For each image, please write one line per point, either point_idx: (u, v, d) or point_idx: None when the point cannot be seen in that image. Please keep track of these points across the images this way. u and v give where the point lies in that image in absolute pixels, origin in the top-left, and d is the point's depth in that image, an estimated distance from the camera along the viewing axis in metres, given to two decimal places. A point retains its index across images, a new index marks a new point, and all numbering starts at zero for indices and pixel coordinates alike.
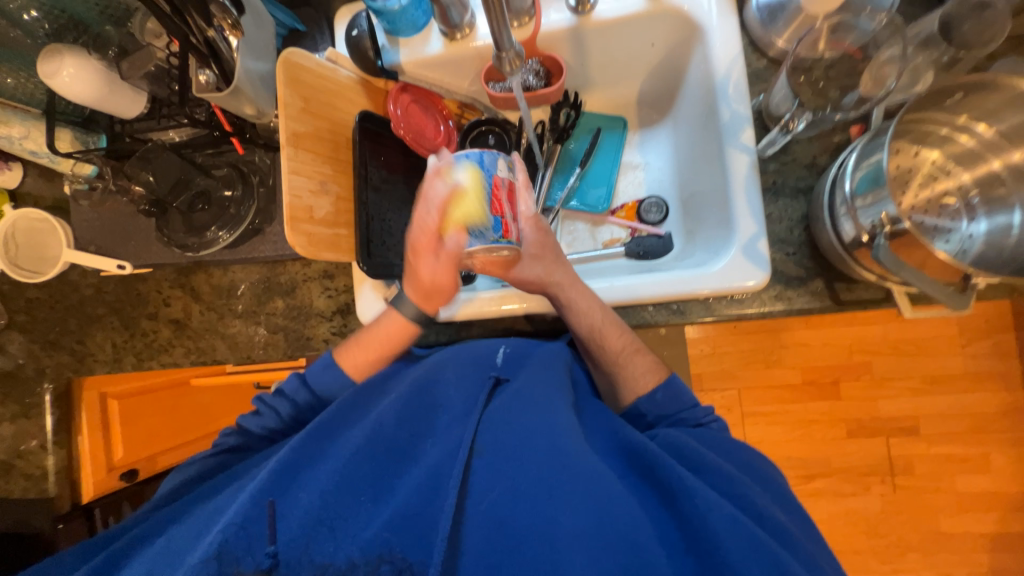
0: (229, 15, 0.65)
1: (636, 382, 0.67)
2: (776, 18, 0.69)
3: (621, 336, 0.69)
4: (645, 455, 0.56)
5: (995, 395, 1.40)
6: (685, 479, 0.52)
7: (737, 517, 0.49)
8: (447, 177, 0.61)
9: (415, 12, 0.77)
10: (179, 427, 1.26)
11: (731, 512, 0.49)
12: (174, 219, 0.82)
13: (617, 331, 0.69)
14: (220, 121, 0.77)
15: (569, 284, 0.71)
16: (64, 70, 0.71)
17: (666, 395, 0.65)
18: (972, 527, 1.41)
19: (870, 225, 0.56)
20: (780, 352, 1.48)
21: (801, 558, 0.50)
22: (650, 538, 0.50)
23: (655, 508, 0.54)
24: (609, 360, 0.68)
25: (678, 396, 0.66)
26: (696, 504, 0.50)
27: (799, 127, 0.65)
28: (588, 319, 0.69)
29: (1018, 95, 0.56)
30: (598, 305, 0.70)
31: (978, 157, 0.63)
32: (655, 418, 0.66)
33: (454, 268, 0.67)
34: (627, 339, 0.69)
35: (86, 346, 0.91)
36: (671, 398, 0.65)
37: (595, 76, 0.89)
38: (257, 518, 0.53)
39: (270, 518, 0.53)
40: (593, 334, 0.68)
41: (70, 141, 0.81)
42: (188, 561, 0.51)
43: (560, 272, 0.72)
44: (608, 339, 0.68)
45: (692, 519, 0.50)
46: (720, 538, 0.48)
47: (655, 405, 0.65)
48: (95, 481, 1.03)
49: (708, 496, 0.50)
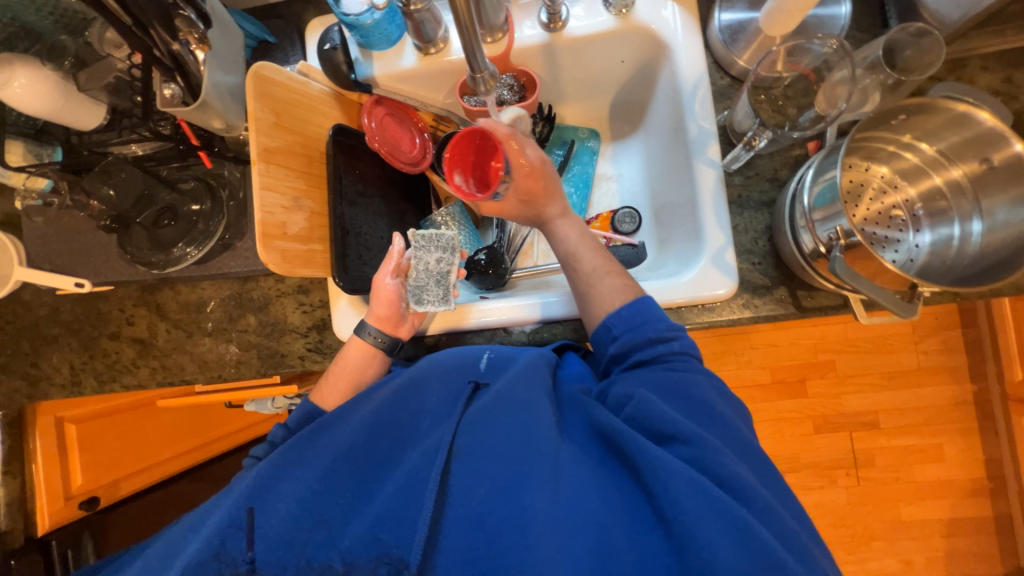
0: (196, 29, 0.63)
1: (604, 302, 0.67)
2: (737, 39, 0.73)
3: (597, 258, 0.71)
4: (612, 433, 0.54)
5: (946, 388, 1.49)
6: (646, 449, 0.50)
7: (694, 479, 0.48)
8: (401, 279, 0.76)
9: (389, 26, 0.77)
10: (143, 452, 1.17)
11: (690, 475, 0.48)
12: (137, 235, 0.79)
13: (596, 253, 0.71)
14: (186, 135, 0.74)
15: (561, 215, 0.75)
16: (15, 80, 0.68)
17: (633, 311, 0.64)
18: (929, 514, 1.50)
19: (827, 237, 0.60)
20: (749, 353, 1.54)
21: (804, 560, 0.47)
22: (616, 515, 0.49)
23: (622, 479, 0.53)
24: (583, 279, 0.70)
25: (645, 312, 0.64)
26: (656, 474, 0.49)
27: (761, 144, 0.68)
28: (569, 240, 0.73)
29: (954, 120, 0.61)
30: (583, 230, 0.75)
31: (923, 174, 0.68)
32: (622, 332, 0.64)
33: (398, 298, 0.74)
34: (602, 261, 0.70)
35: (41, 369, 0.87)
36: (638, 313, 0.64)
37: (569, 90, 0.91)
38: (234, 529, 0.52)
39: (249, 529, 0.53)
40: (571, 255, 0.72)
41: (22, 154, 0.77)
42: (179, 562, 0.51)
43: (552, 207, 0.74)
44: (587, 257, 0.71)
45: (653, 488, 0.49)
46: (678, 502, 0.47)
47: (621, 319, 0.64)
48: (52, 510, 0.96)
49: (668, 463, 0.49)
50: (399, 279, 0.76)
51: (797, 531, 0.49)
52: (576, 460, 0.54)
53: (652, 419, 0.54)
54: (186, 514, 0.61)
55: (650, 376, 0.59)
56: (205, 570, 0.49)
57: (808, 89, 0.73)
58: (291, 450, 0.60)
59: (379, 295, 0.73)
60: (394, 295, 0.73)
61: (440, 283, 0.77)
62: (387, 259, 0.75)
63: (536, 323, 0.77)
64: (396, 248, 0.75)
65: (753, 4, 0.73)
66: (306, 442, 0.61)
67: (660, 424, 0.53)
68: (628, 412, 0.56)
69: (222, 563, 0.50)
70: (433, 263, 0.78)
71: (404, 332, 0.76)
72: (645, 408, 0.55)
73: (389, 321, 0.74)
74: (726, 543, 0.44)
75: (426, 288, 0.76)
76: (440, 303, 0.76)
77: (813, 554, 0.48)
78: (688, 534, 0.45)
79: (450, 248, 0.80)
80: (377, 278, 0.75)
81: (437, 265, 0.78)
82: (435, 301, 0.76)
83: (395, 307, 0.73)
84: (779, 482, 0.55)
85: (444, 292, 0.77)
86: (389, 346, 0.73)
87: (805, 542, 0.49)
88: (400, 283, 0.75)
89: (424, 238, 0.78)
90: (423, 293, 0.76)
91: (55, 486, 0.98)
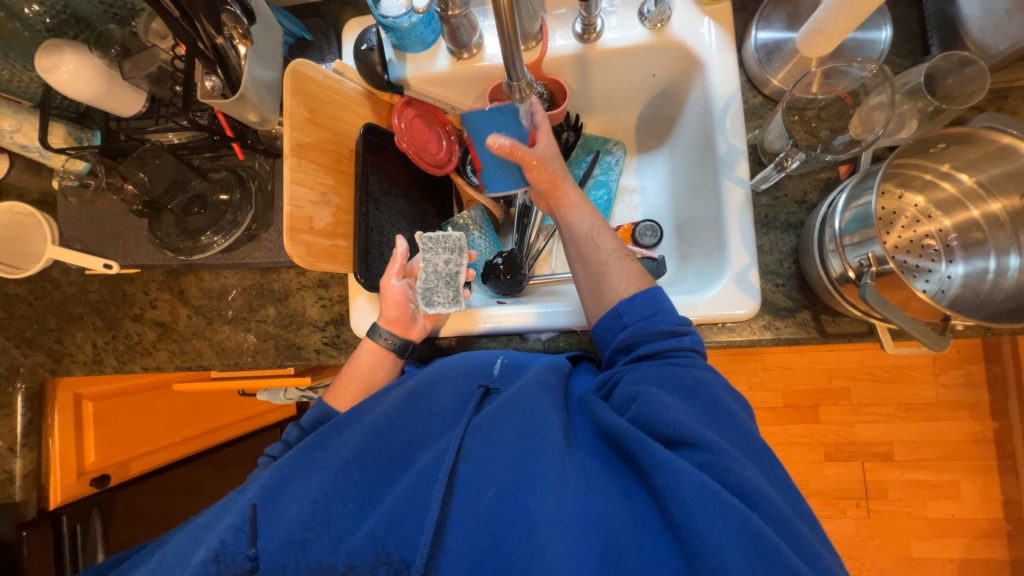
0: (240, 24, 0.65)
1: (615, 287, 0.67)
2: (773, 58, 0.73)
3: (611, 243, 0.71)
4: (619, 436, 0.54)
5: (966, 424, 1.45)
6: (653, 452, 0.50)
7: (704, 482, 0.47)
8: (405, 282, 0.76)
9: (424, 30, 0.78)
10: (156, 432, 1.19)
11: (700, 477, 0.47)
12: (168, 221, 0.81)
13: (611, 237, 0.72)
14: (220, 125, 0.76)
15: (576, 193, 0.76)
16: (61, 66, 0.70)
17: (645, 299, 0.64)
18: (942, 552, 1.45)
19: (858, 263, 0.58)
20: (762, 374, 1.51)
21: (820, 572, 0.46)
22: (626, 522, 0.49)
23: (630, 487, 0.52)
24: (599, 259, 0.70)
25: (658, 301, 0.64)
26: (665, 477, 0.48)
27: (793, 165, 0.67)
28: (588, 222, 0.74)
29: (996, 151, 0.60)
30: (598, 216, 0.75)
31: (959, 205, 0.67)
32: (632, 320, 0.63)
33: (405, 299, 0.74)
34: (619, 246, 0.71)
35: (65, 346, 0.89)
36: (651, 302, 0.64)
37: (597, 100, 0.91)
38: (237, 531, 0.52)
39: (251, 530, 0.52)
40: (590, 235, 0.73)
41: (63, 137, 0.79)
42: (186, 565, 0.51)
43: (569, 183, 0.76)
44: (601, 240, 0.71)
45: (663, 492, 0.48)
46: (688, 506, 0.46)
47: (634, 307, 0.64)
48: (65, 485, 0.98)
49: (676, 465, 0.48)
50: (405, 281, 0.76)
51: (823, 553, 0.48)
52: (582, 466, 0.54)
53: (659, 421, 0.53)
54: (208, 509, 0.61)
55: (655, 370, 0.59)
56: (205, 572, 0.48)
57: (843, 112, 0.72)
58: (305, 451, 0.60)
59: (388, 298, 0.73)
60: (402, 296, 0.73)
61: (449, 284, 0.77)
62: (392, 261, 0.75)
63: (552, 331, 0.77)
64: (401, 250, 0.75)
65: (790, 24, 0.73)
66: (320, 441, 0.62)
67: (666, 428, 0.52)
68: (632, 413, 0.56)
69: (222, 564, 0.49)
70: (441, 264, 0.79)
71: (416, 333, 0.76)
72: (650, 408, 0.54)
73: (400, 324, 0.74)
74: (737, 549, 0.43)
75: (436, 290, 0.76)
76: (451, 304, 0.76)
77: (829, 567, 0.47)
78: (699, 540, 0.44)
79: (457, 249, 0.80)
80: (383, 280, 0.75)
81: (446, 267, 0.79)
82: (446, 303, 0.76)
83: (404, 309, 0.73)
84: (799, 497, 0.54)
85: (454, 294, 0.77)
86: (399, 348, 0.74)
87: (819, 551, 0.47)
88: (405, 286, 0.75)
89: (431, 240, 0.79)
90: (433, 295, 0.76)
91: (70, 460, 0.99)
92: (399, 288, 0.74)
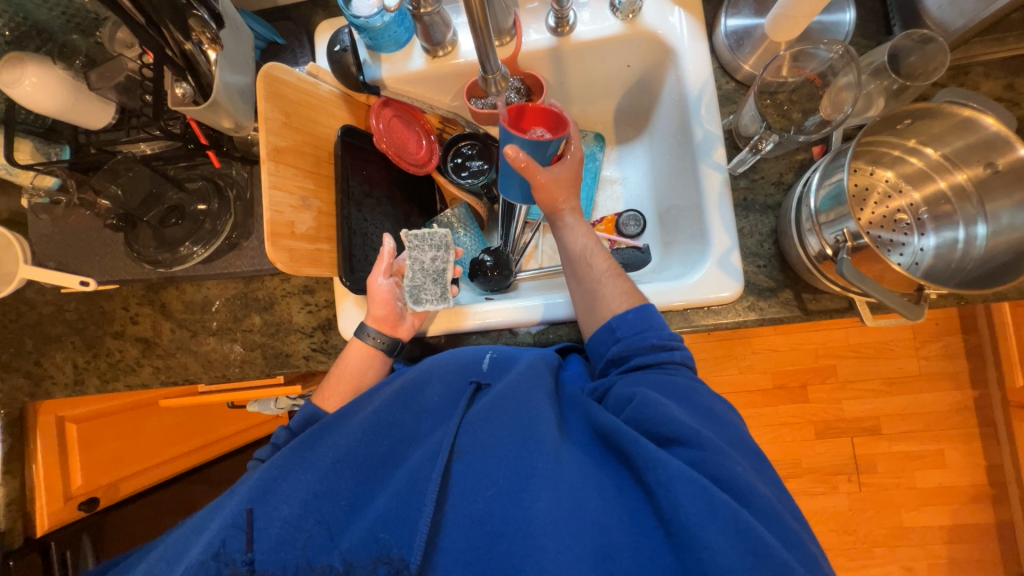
0: (208, 29, 0.64)
1: (610, 305, 0.66)
2: (743, 45, 0.74)
3: (608, 261, 0.70)
4: (612, 432, 0.54)
5: (947, 394, 1.49)
6: (647, 449, 0.50)
7: (696, 479, 0.47)
8: (393, 281, 0.75)
9: (397, 29, 0.77)
10: (143, 452, 1.16)
11: (691, 474, 0.47)
12: (144, 234, 0.79)
13: (604, 255, 0.71)
14: (195, 134, 0.74)
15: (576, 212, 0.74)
16: (25, 79, 0.68)
17: (638, 316, 0.63)
18: (931, 520, 1.49)
19: (834, 240, 0.60)
20: (751, 357, 1.54)
21: (809, 566, 0.46)
22: (619, 515, 0.49)
23: (623, 479, 0.52)
24: (593, 278, 0.69)
25: (649, 318, 0.63)
26: (658, 476, 0.48)
27: (767, 148, 0.69)
28: (581, 240, 0.72)
29: (958, 124, 0.61)
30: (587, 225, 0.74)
31: (927, 178, 0.69)
32: (626, 333, 0.63)
33: (393, 297, 0.74)
34: (612, 264, 0.70)
35: (44, 368, 0.86)
36: (644, 319, 0.63)
37: (574, 93, 0.92)
38: (235, 530, 0.51)
39: (249, 530, 0.52)
40: (583, 253, 0.71)
41: (30, 152, 0.77)
42: (185, 560, 0.51)
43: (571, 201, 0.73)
44: (596, 259, 0.70)
45: (655, 488, 0.48)
46: (678, 502, 0.46)
47: (626, 322, 0.63)
48: (51, 512, 0.96)
49: (669, 464, 0.48)
50: (392, 279, 0.76)
51: (810, 545, 0.49)
52: (578, 459, 0.53)
53: (653, 421, 0.53)
54: (199, 510, 0.60)
55: (647, 377, 0.59)
56: (205, 571, 0.47)
57: (813, 94, 0.74)
58: (294, 452, 0.59)
59: (375, 296, 0.73)
60: (390, 294, 0.73)
61: (437, 280, 0.78)
62: (380, 259, 0.75)
63: (541, 323, 0.77)
64: (388, 248, 0.75)
65: (758, 10, 0.74)
66: (310, 442, 0.61)
67: (660, 426, 0.53)
68: (629, 413, 0.56)
69: (221, 563, 0.48)
70: (428, 261, 0.79)
71: (405, 332, 0.76)
72: (645, 408, 0.54)
73: (388, 321, 0.74)
74: (726, 543, 0.44)
75: (423, 287, 0.76)
76: (439, 301, 0.77)
77: (810, 550, 0.48)
78: (690, 534, 0.45)
79: (444, 245, 0.80)
80: (370, 280, 0.74)
81: (433, 263, 0.79)
82: (434, 300, 0.76)
83: (392, 307, 0.73)
84: (783, 488, 0.54)
85: (442, 290, 0.77)
86: (389, 347, 0.73)
87: (812, 551, 0.48)
88: (393, 284, 0.75)
89: (416, 238, 0.79)
90: (420, 292, 0.76)
91: (55, 486, 0.97)
92: (387, 286, 0.73)
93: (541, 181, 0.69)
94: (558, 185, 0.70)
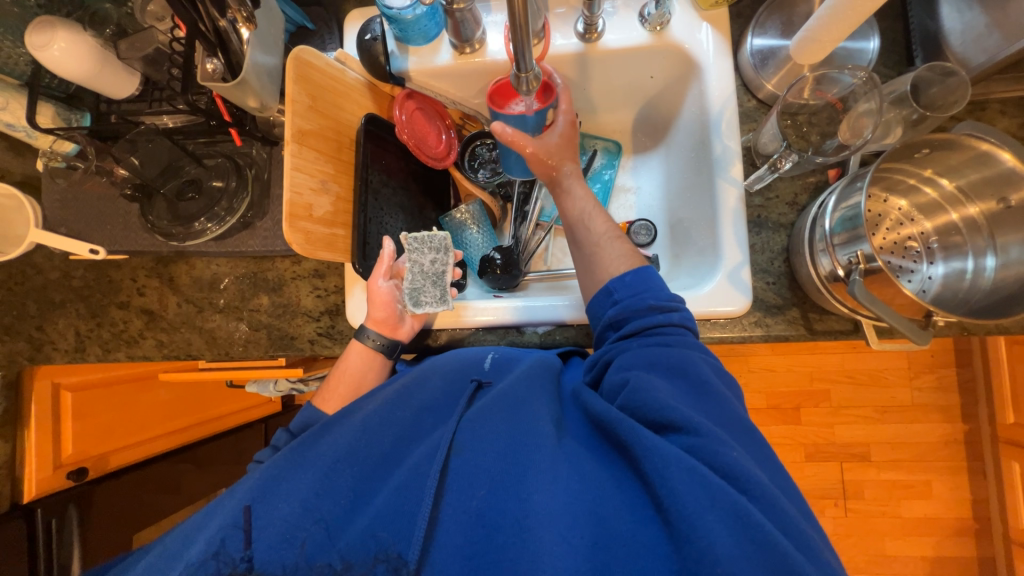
0: (245, 8, 0.65)
1: (609, 265, 0.68)
2: (767, 64, 0.75)
3: (607, 222, 0.73)
4: (609, 422, 0.55)
5: (938, 426, 1.50)
6: (642, 438, 0.51)
7: (693, 467, 0.47)
8: (393, 284, 0.75)
9: (428, 23, 0.78)
10: (135, 426, 1.15)
11: (689, 463, 0.48)
12: (159, 206, 0.79)
13: (603, 217, 0.74)
14: (219, 111, 0.73)
15: (575, 175, 0.77)
16: (53, 43, 0.68)
17: (636, 278, 0.64)
18: (914, 551, 1.50)
19: (847, 261, 0.61)
20: (747, 376, 1.55)
21: (817, 564, 0.46)
22: (617, 508, 0.49)
23: (621, 474, 0.53)
24: (591, 240, 0.72)
25: (647, 279, 0.65)
26: (655, 463, 0.49)
27: (786, 166, 0.70)
28: (579, 203, 0.75)
29: (975, 157, 0.63)
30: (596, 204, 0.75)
31: (939, 209, 0.70)
32: (623, 296, 0.64)
33: (393, 299, 0.73)
34: (611, 226, 0.73)
35: (46, 333, 0.86)
36: (641, 280, 0.64)
37: (596, 100, 0.93)
38: (234, 530, 0.51)
39: (248, 529, 0.51)
40: (581, 218, 0.74)
41: (51, 117, 0.77)
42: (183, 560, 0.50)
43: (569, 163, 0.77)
44: (594, 219, 0.73)
45: (653, 478, 0.48)
46: (676, 490, 0.46)
47: (624, 284, 0.64)
48: (39, 478, 0.96)
49: (661, 450, 0.49)
50: (391, 282, 0.75)
51: (812, 536, 0.48)
52: (575, 458, 0.54)
53: (649, 406, 0.53)
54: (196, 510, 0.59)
55: (644, 352, 0.59)
56: (204, 570, 0.46)
57: (833, 118, 0.75)
58: (295, 452, 0.59)
59: (374, 298, 0.73)
60: (390, 297, 0.73)
61: (437, 283, 0.77)
62: (380, 261, 0.74)
63: (549, 325, 0.77)
64: (387, 251, 0.74)
65: (785, 31, 0.75)
66: (310, 442, 0.61)
67: (653, 413, 0.53)
68: (623, 400, 0.56)
69: (221, 563, 0.47)
70: (427, 264, 0.78)
71: (403, 334, 0.76)
72: (638, 395, 0.55)
73: (387, 323, 0.74)
74: (722, 530, 0.44)
75: (422, 289, 0.76)
76: (438, 303, 0.76)
77: (820, 549, 0.47)
78: (687, 522, 0.44)
79: (443, 248, 0.80)
80: (369, 282, 0.74)
81: (432, 266, 0.78)
82: (433, 302, 0.76)
83: (392, 309, 0.73)
84: (787, 479, 0.54)
85: (442, 293, 0.77)
86: (387, 348, 0.73)
87: (821, 549, 0.47)
88: (393, 287, 0.74)
89: (415, 240, 0.78)
90: (420, 294, 0.76)
91: (47, 452, 0.97)
92: (387, 288, 0.73)
93: (530, 151, 0.73)
94: (547, 153, 0.74)
